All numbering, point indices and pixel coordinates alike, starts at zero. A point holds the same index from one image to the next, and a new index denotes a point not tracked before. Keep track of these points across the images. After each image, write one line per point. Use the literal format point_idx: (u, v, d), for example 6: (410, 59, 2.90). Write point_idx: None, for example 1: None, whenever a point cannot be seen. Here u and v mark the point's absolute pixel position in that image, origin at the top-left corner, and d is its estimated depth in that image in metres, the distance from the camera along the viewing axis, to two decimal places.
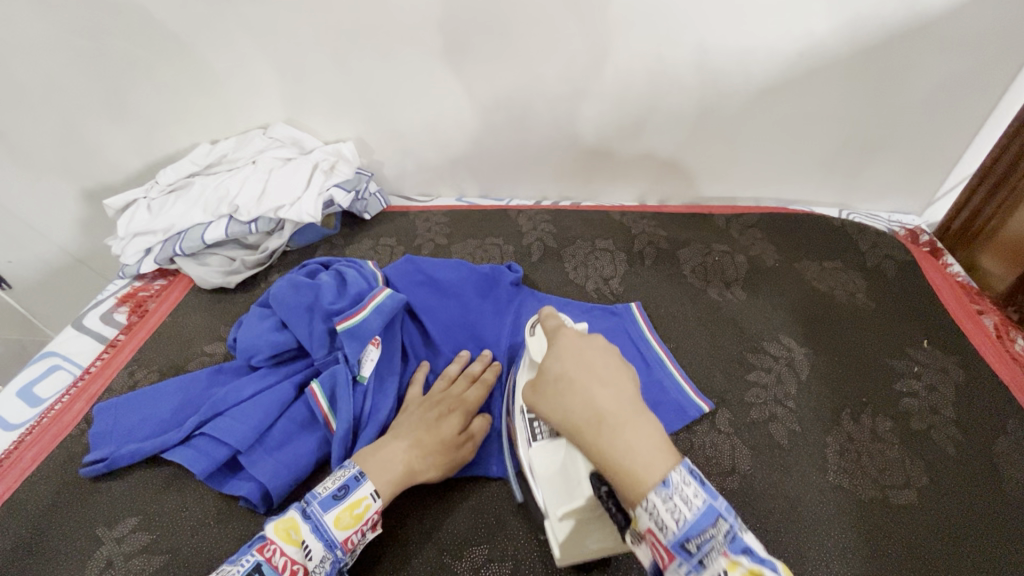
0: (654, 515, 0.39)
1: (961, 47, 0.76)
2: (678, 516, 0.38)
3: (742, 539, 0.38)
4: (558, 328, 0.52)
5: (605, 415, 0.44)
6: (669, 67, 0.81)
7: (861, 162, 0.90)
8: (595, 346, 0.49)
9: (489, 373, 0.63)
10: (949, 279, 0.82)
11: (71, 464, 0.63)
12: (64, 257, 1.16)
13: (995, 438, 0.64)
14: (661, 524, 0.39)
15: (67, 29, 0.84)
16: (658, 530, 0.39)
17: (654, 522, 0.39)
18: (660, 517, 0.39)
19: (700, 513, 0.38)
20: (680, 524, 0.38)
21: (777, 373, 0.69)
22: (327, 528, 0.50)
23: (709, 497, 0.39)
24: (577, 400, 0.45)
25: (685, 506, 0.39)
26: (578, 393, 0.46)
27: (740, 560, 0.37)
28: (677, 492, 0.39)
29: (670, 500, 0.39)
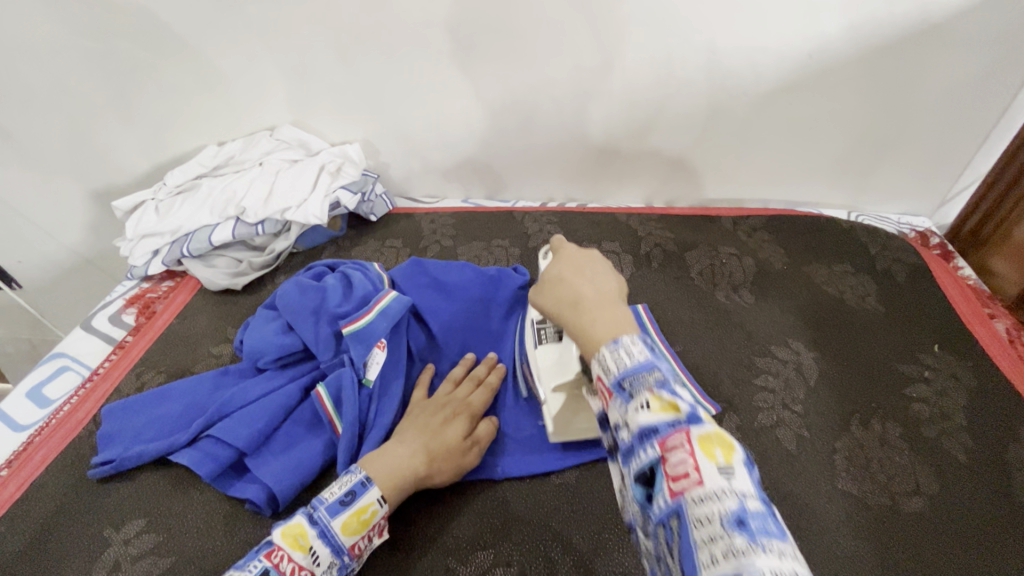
0: (603, 363, 0.41)
1: (973, 49, 0.75)
2: (619, 361, 0.40)
3: (675, 387, 0.39)
4: (562, 245, 0.56)
5: (585, 301, 0.47)
6: (677, 69, 0.81)
7: (871, 165, 0.90)
8: (593, 259, 0.53)
9: (493, 376, 0.64)
10: (960, 283, 0.81)
11: (79, 466, 0.63)
12: (73, 258, 1.17)
13: (1007, 445, 0.63)
14: (606, 369, 0.41)
15: (77, 32, 0.85)
16: (602, 372, 0.41)
17: (602, 368, 0.41)
18: (606, 363, 0.41)
19: (639, 362, 0.40)
20: (617, 366, 0.40)
21: (785, 377, 0.69)
22: (335, 534, 0.50)
23: (654, 354, 0.41)
24: (564, 288, 0.49)
25: (627, 355, 0.40)
26: (566, 285, 0.49)
27: (663, 395, 0.37)
28: (623, 347, 0.41)
29: (616, 351, 0.41)
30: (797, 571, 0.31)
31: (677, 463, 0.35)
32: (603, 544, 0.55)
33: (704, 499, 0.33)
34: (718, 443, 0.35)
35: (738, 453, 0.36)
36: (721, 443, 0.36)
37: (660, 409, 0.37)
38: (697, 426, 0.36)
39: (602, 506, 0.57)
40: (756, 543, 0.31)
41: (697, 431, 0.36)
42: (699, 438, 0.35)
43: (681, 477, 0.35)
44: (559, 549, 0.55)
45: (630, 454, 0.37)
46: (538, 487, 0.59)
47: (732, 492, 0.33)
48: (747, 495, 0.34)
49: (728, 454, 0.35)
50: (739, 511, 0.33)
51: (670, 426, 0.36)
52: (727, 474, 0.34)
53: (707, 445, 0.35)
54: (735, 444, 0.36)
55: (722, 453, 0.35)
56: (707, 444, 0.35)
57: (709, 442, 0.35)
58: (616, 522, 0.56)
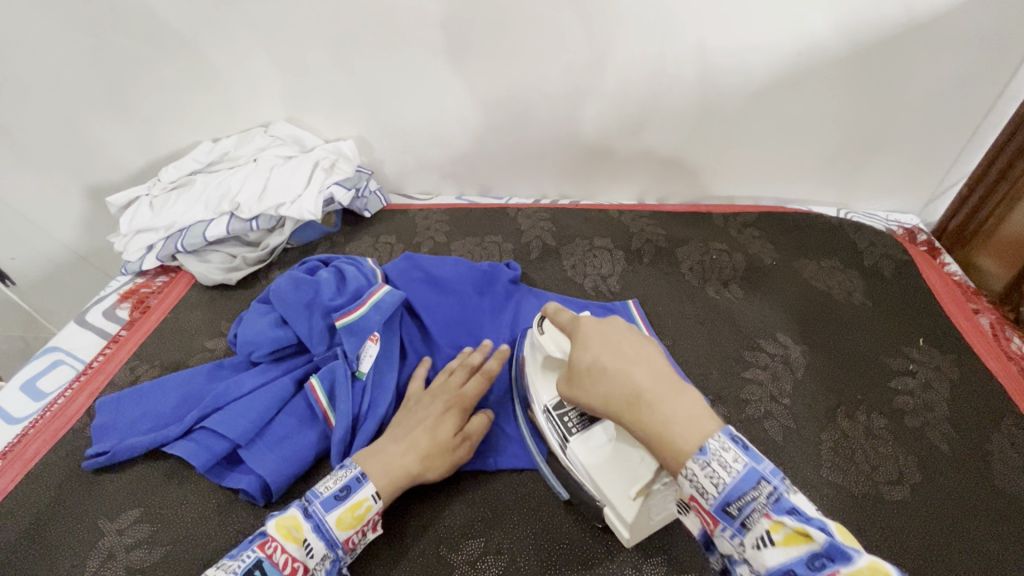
0: (695, 482, 0.40)
1: (957, 49, 0.76)
2: (719, 483, 0.39)
3: (790, 500, 0.37)
4: (575, 317, 0.53)
5: (645, 396, 0.44)
6: (668, 67, 0.82)
7: (859, 162, 0.91)
8: (620, 328, 0.50)
9: (490, 363, 0.62)
10: (945, 278, 0.82)
11: (73, 457, 0.64)
12: (67, 254, 1.17)
13: (989, 436, 0.64)
14: (702, 491, 0.39)
15: (72, 28, 0.85)
16: (698, 496, 0.40)
17: (696, 489, 0.40)
18: (701, 484, 0.39)
19: (740, 480, 0.38)
20: (718, 490, 0.39)
21: (772, 370, 0.70)
22: (329, 527, 0.51)
23: (753, 463, 0.39)
24: (613, 381, 0.46)
25: (726, 472, 0.39)
26: (615, 375, 0.46)
27: (785, 525, 0.36)
28: (716, 459, 0.39)
29: (709, 469, 0.39)
30: None
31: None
32: (592, 532, 0.56)
33: None
34: (870, 574, 0.34)
35: (890, 574, 0.34)
36: (868, 571, 0.34)
37: (787, 542, 0.36)
38: (834, 554, 0.35)
39: None
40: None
41: (842, 567, 0.34)
42: (845, 572, 0.34)
43: None
44: (549, 536, 0.56)
45: None
46: (529, 478, 0.60)
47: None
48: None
49: None
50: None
51: (807, 563, 0.35)
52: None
53: None
54: (884, 563, 0.35)
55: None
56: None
57: (857, 573, 0.34)
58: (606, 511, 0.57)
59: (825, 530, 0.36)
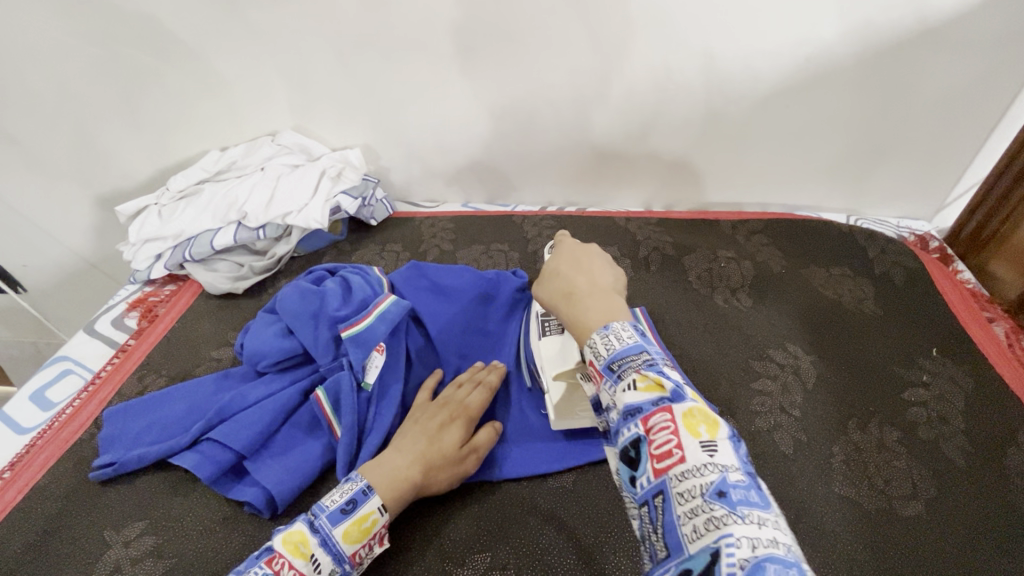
0: (594, 349, 0.43)
1: (969, 53, 0.75)
2: (609, 346, 0.42)
3: (662, 367, 0.40)
4: (561, 242, 0.59)
5: (578, 292, 0.49)
6: (675, 74, 0.81)
7: (870, 169, 0.90)
8: (591, 252, 0.56)
9: (491, 376, 0.64)
10: (959, 286, 0.81)
11: (81, 469, 0.64)
12: (78, 262, 1.18)
13: (1005, 450, 0.63)
14: (597, 354, 0.42)
15: (82, 39, 0.86)
16: (593, 357, 0.42)
17: (593, 354, 0.43)
18: (597, 348, 0.42)
19: (628, 346, 0.41)
20: (608, 350, 0.41)
21: (782, 380, 0.69)
22: (336, 541, 0.50)
23: (643, 339, 0.42)
24: (559, 282, 0.52)
25: (617, 339, 0.42)
26: (563, 278, 0.52)
27: (649, 376, 0.39)
28: (614, 332, 0.42)
29: (607, 337, 0.42)
30: (774, 535, 0.32)
31: (661, 440, 0.36)
32: (600, 549, 0.55)
33: (686, 474, 0.35)
34: (703, 421, 0.37)
35: (720, 427, 0.37)
36: (704, 419, 0.37)
37: (647, 389, 0.38)
38: (681, 403, 0.37)
39: (599, 509, 0.58)
40: (734, 513, 0.33)
41: (681, 408, 0.37)
42: (683, 415, 0.37)
43: (665, 453, 0.36)
44: (555, 552, 0.55)
45: (617, 433, 0.39)
46: (535, 490, 0.60)
47: (714, 465, 0.35)
48: (729, 467, 0.35)
49: (712, 430, 0.37)
50: (721, 483, 0.34)
51: (654, 405, 0.38)
52: (710, 449, 0.35)
53: (690, 420, 0.36)
54: (720, 420, 0.37)
55: (706, 429, 0.36)
56: (692, 422, 0.36)
57: (693, 418, 0.37)
58: (612, 525, 0.56)
59: (681, 390, 0.39)
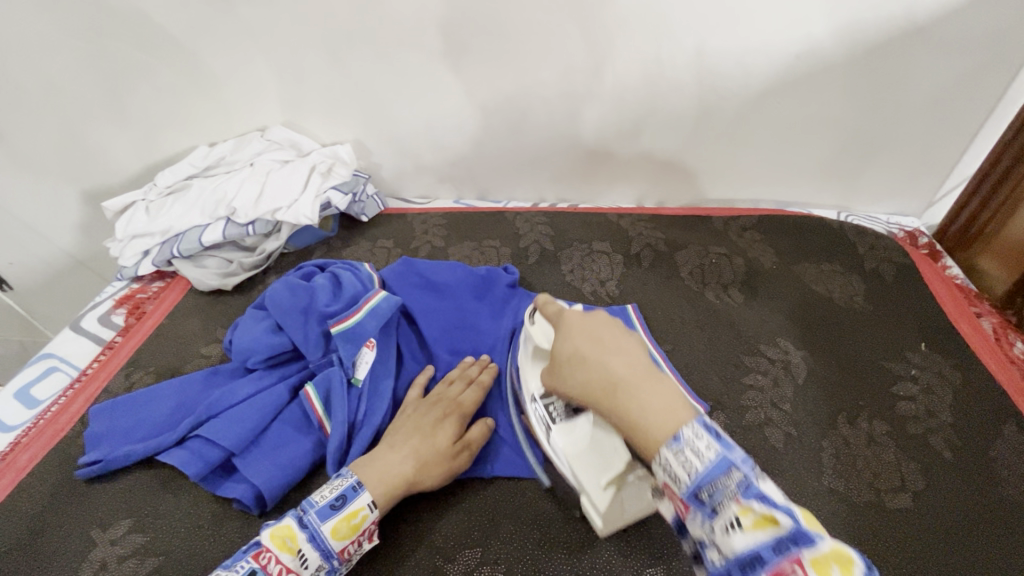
0: (668, 469, 0.38)
1: (957, 51, 0.76)
2: (690, 470, 0.37)
3: (761, 487, 0.36)
4: (562, 313, 0.54)
5: (619, 382, 0.44)
6: (667, 71, 0.81)
7: (859, 165, 0.90)
8: (606, 321, 0.51)
9: (485, 375, 0.63)
10: (947, 281, 0.81)
11: (66, 466, 0.63)
12: (65, 259, 1.16)
13: (992, 443, 0.63)
14: (676, 477, 0.38)
15: (67, 33, 0.85)
16: (672, 482, 0.38)
17: (668, 476, 0.38)
18: (673, 470, 0.38)
19: (713, 464, 0.36)
20: (690, 474, 0.37)
21: (773, 375, 0.69)
22: (324, 537, 0.50)
23: (727, 447, 0.37)
24: (591, 369, 0.46)
25: (697, 457, 0.37)
26: (592, 364, 0.47)
27: (753, 509, 0.35)
28: (689, 445, 0.38)
29: (682, 454, 0.38)
30: None
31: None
32: (590, 543, 0.55)
33: None
34: (834, 560, 0.33)
35: (855, 565, 0.33)
36: (834, 557, 0.33)
37: (756, 527, 0.34)
38: (802, 543, 0.33)
39: None
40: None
41: (807, 552, 0.33)
42: (812, 560, 0.33)
43: None
44: (546, 546, 0.55)
45: None
46: (527, 486, 0.59)
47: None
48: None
49: (846, 569, 0.32)
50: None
51: (774, 550, 0.33)
52: None
53: (822, 567, 0.32)
54: (851, 555, 0.33)
55: (841, 573, 0.32)
56: (825, 568, 0.32)
57: (825, 563, 0.32)
58: None
59: (793, 517, 0.34)
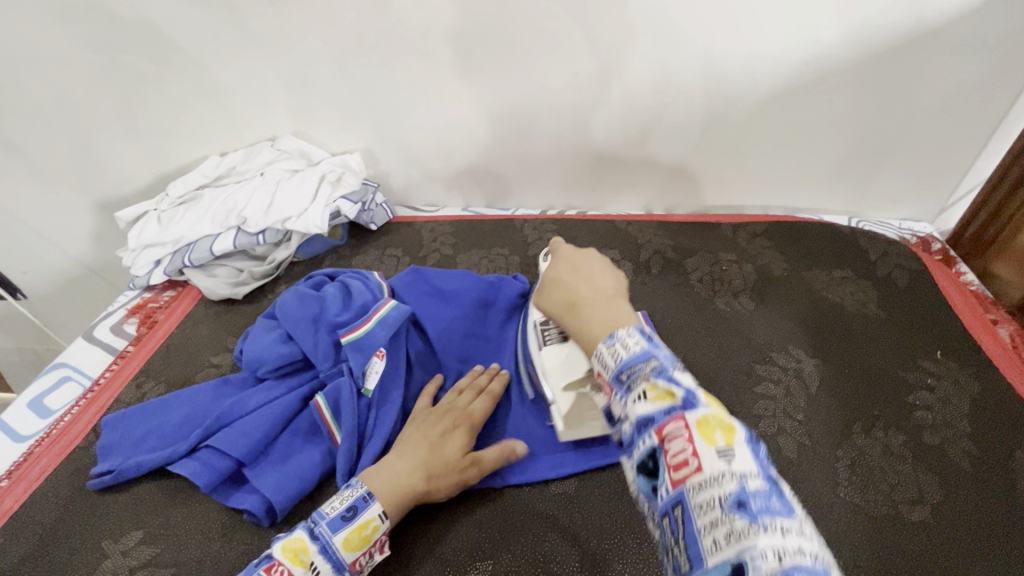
0: (602, 360, 0.42)
1: (970, 54, 0.75)
2: (616, 356, 0.41)
3: (675, 373, 0.38)
4: (558, 245, 0.60)
5: (581, 301, 0.50)
6: (675, 77, 0.81)
7: (871, 171, 0.89)
8: (591, 258, 0.56)
9: (496, 384, 0.63)
10: (962, 288, 0.80)
11: (79, 477, 0.63)
12: (78, 268, 1.18)
13: (1012, 454, 0.62)
14: (605, 364, 0.42)
15: (82, 46, 0.86)
16: (603, 369, 0.42)
17: (602, 365, 0.42)
18: (605, 360, 0.42)
19: (635, 353, 0.40)
20: (615, 361, 0.41)
21: (785, 384, 0.68)
22: (336, 549, 0.50)
23: (652, 345, 0.41)
24: (561, 292, 0.52)
25: (624, 349, 0.41)
26: (563, 288, 0.53)
27: (659, 384, 0.37)
28: (620, 341, 0.42)
29: (614, 347, 0.42)
30: (805, 546, 0.30)
31: (676, 450, 0.35)
32: (603, 556, 0.54)
33: (704, 485, 0.33)
34: (718, 427, 0.35)
35: (737, 432, 0.35)
36: (719, 425, 0.35)
37: (657, 398, 0.37)
38: (694, 411, 0.35)
39: (601, 515, 0.57)
40: (757, 525, 0.30)
41: (694, 416, 0.35)
42: (697, 422, 0.35)
43: (681, 465, 0.34)
44: (558, 559, 0.54)
45: (632, 446, 0.38)
46: (537, 496, 0.59)
47: (732, 474, 0.32)
48: (748, 475, 0.33)
49: (729, 437, 0.34)
50: (740, 493, 0.32)
51: (665, 414, 0.36)
52: (726, 456, 0.33)
53: (705, 427, 0.35)
54: (737, 426, 0.35)
55: (722, 436, 0.34)
56: (707, 429, 0.35)
57: (708, 425, 0.35)
58: (616, 532, 0.56)
59: (692, 394, 0.37)
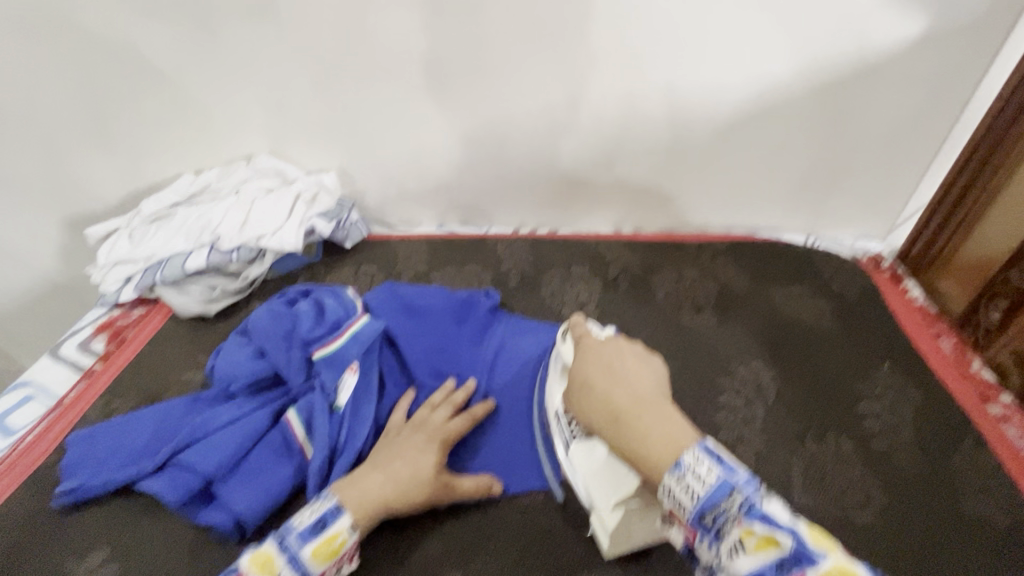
0: (672, 497, 0.41)
1: (908, 87, 0.81)
2: (693, 494, 0.40)
3: (766, 508, 0.38)
4: (584, 339, 0.59)
5: (624, 412, 0.48)
6: (639, 103, 0.85)
7: (824, 193, 0.95)
8: (619, 352, 0.55)
9: (479, 407, 0.63)
10: (906, 302, 0.86)
11: (40, 496, 0.62)
12: (45, 286, 1.15)
13: (951, 458, 0.66)
14: (679, 502, 0.41)
15: (56, 65, 0.86)
16: (676, 508, 0.41)
17: (674, 503, 0.41)
18: (678, 497, 0.41)
19: (713, 488, 0.40)
20: (692, 499, 0.40)
21: (745, 396, 0.72)
22: (304, 561, 0.51)
23: (727, 474, 0.40)
24: (596, 399, 0.51)
25: (699, 483, 0.40)
26: (601, 392, 0.51)
27: (757, 530, 0.37)
28: (690, 472, 0.41)
29: (684, 480, 0.41)
30: None
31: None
32: (568, 564, 0.56)
33: None
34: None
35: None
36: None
37: (758, 548, 0.37)
38: (807, 563, 0.35)
39: (567, 523, 0.59)
40: None
41: (809, 568, 0.35)
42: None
43: None
44: (524, 568, 0.56)
45: None
46: (507, 508, 0.60)
47: None
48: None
49: None
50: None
51: (776, 568, 0.36)
52: None
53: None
54: (852, 566, 0.36)
55: None
56: None
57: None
58: (583, 540, 0.58)
59: (791, 534, 0.37)
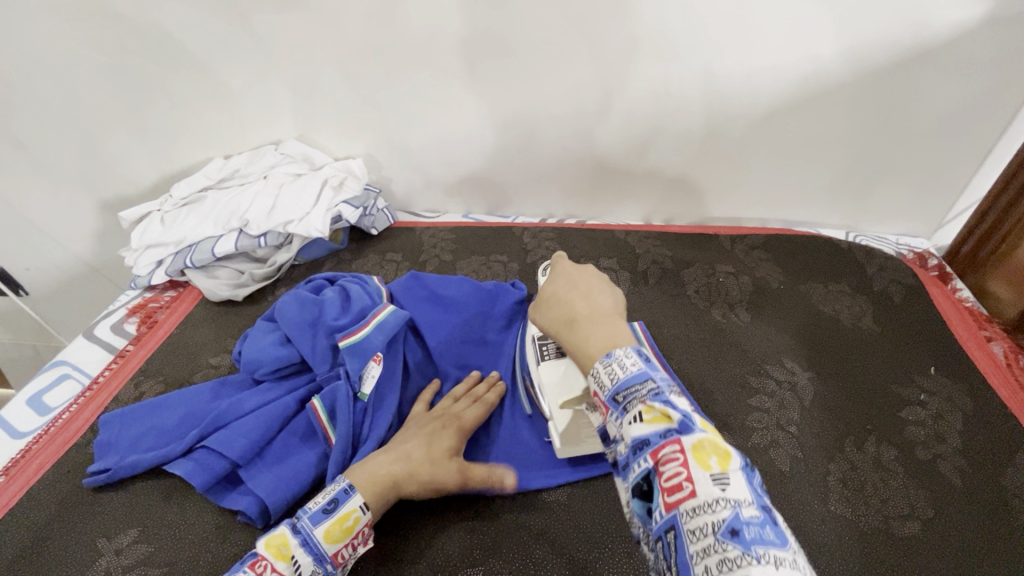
0: (598, 379, 0.44)
1: (966, 75, 0.76)
2: (613, 376, 0.43)
3: (670, 397, 0.41)
4: (559, 261, 0.60)
5: (578, 317, 0.50)
6: (675, 89, 0.82)
7: (869, 185, 0.90)
8: (588, 274, 0.57)
9: (491, 394, 0.64)
10: (957, 304, 0.81)
11: (75, 475, 0.64)
12: (80, 266, 1.18)
13: (1002, 470, 0.62)
14: (602, 384, 0.44)
15: (89, 48, 0.87)
16: (598, 388, 0.44)
17: (597, 383, 0.44)
18: (602, 378, 0.44)
19: (632, 375, 0.42)
20: (612, 380, 0.43)
21: (779, 397, 0.69)
22: (318, 542, 0.50)
23: (648, 366, 0.43)
24: (561, 306, 0.53)
25: (621, 369, 0.43)
26: (562, 304, 0.53)
27: (655, 406, 0.40)
28: (617, 361, 0.44)
29: (611, 366, 0.44)
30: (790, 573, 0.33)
31: (671, 473, 0.37)
32: (593, 563, 0.54)
33: (696, 508, 0.35)
34: (714, 454, 0.37)
35: (732, 459, 0.37)
36: (715, 451, 0.37)
37: (653, 421, 0.39)
38: (689, 436, 0.38)
39: (590, 521, 0.57)
40: (750, 553, 0.33)
41: (690, 441, 0.38)
42: (692, 447, 0.37)
43: (675, 486, 0.37)
44: (547, 566, 0.54)
45: (627, 468, 0.40)
46: (530, 505, 0.59)
47: (725, 500, 0.35)
48: (742, 503, 0.35)
49: (723, 463, 0.37)
50: (731, 516, 0.35)
51: (662, 437, 0.39)
52: (721, 481, 0.36)
53: (700, 452, 0.37)
54: (733, 454, 0.38)
55: (717, 462, 0.37)
56: (702, 453, 0.37)
57: (702, 449, 0.37)
58: (609, 539, 0.56)
59: (689, 420, 0.39)
